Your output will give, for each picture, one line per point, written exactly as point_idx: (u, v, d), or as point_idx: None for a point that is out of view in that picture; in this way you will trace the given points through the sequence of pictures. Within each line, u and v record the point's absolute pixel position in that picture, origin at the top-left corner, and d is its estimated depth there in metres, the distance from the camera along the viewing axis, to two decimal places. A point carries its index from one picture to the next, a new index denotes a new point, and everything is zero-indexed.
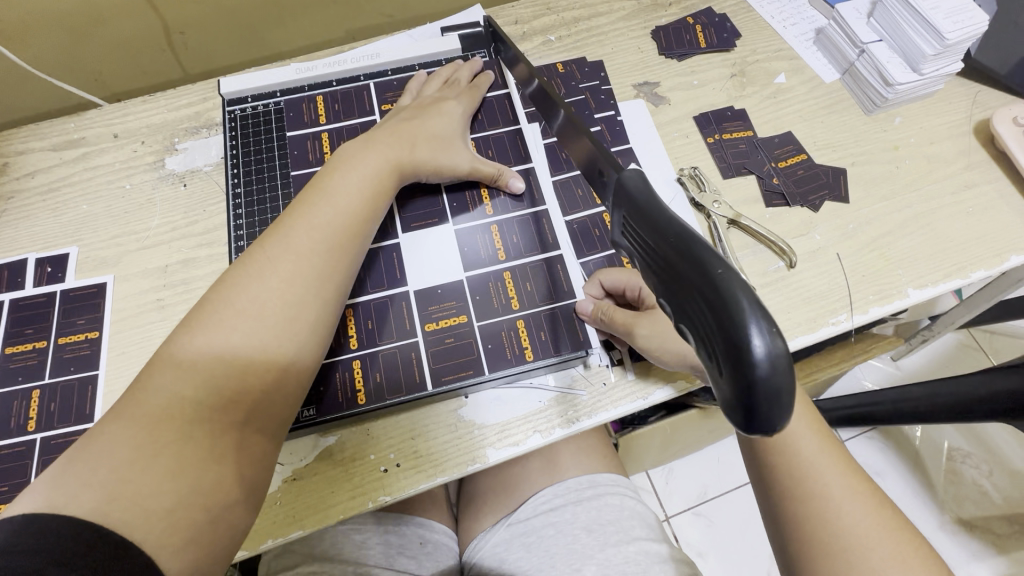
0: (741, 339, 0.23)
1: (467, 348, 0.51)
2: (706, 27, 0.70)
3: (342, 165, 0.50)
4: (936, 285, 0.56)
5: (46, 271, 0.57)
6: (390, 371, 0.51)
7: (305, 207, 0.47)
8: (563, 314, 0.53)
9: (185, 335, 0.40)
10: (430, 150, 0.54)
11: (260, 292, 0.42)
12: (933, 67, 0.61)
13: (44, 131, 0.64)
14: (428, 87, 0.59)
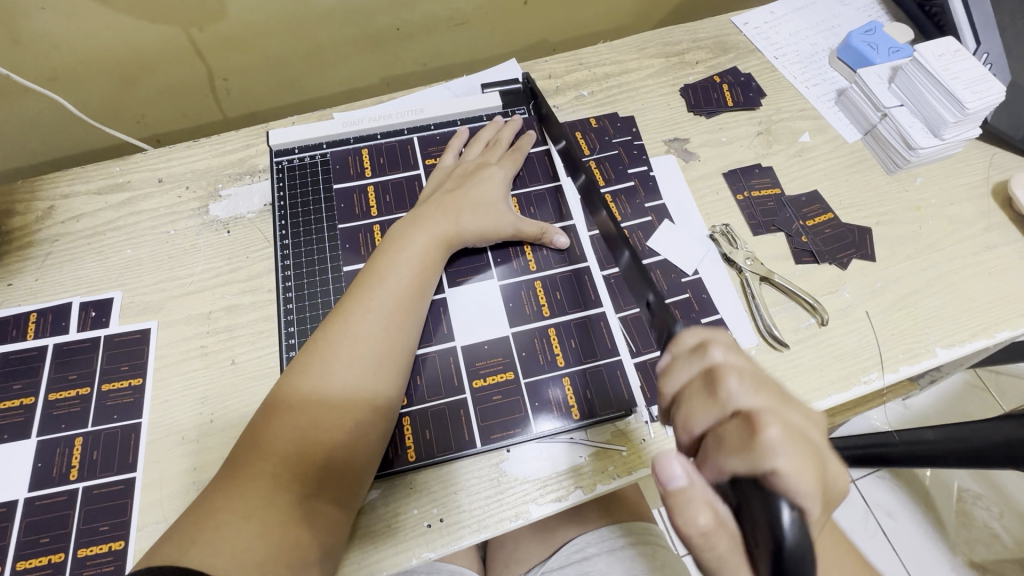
0: (772, 508, 0.27)
1: (514, 406, 0.53)
2: (733, 86, 0.73)
3: (397, 239, 0.54)
4: (963, 344, 0.58)
5: (90, 315, 0.57)
6: (439, 427, 0.52)
7: (368, 285, 0.51)
8: (607, 373, 0.54)
9: (262, 420, 0.44)
10: (477, 213, 0.56)
11: (331, 373, 0.46)
12: (954, 133, 0.63)
13: (90, 175, 0.65)
14: (471, 149, 0.62)
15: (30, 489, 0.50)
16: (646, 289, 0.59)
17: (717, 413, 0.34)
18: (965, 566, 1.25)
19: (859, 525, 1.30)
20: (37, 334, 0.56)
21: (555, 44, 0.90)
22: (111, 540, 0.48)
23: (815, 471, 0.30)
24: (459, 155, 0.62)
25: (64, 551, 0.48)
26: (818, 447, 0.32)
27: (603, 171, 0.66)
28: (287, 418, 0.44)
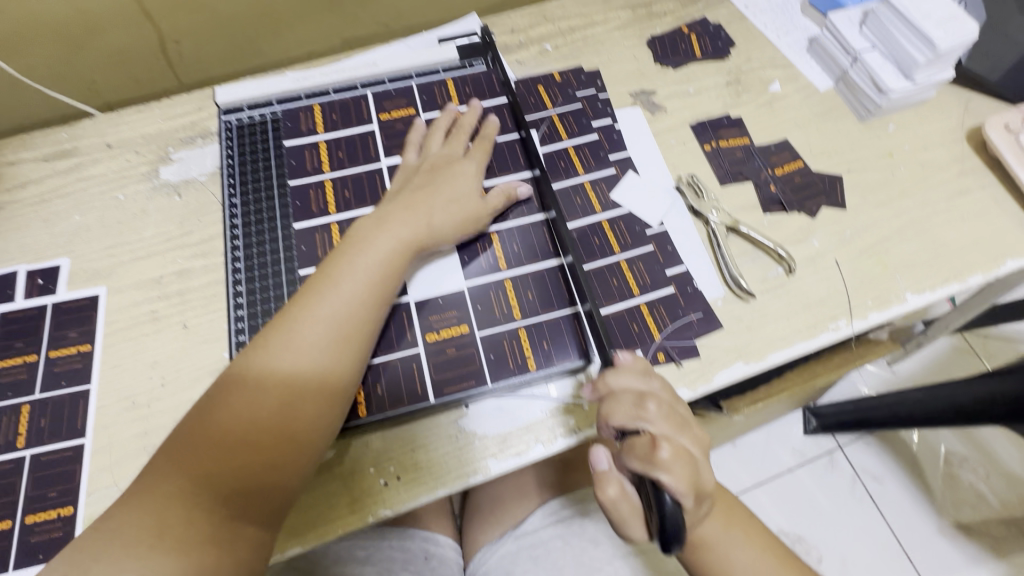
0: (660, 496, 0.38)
1: (469, 359, 0.51)
2: (701, 36, 0.71)
3: (355, 239, 0.49)
4: (934, 289, 0.56)
5: (36, 282, 0.56)
6: (392, 382, 0.50)
7: (318, 288, 0.47)
8: (567, 324, 0.52)
9: (195, 424, 0.43)
10: (444, 211, 0.52)
11: (272, 387, 0.43)
12: (925, 74, 0.61)
13: (36, 142, 0.63)
14: (432, 141, 0.57)
15: None
16: (608, 242, 0.57)
17: (634, 420, 0.41)
18: (952, 527, 1.25)
19: (846, 489, 1.30)
20: None
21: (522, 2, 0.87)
22: (60, 506, 0.47)
23: (692, 480, 0.39)
24: (421, 149, 0.57)
25: (11, 519, 0.46)
26: (699, 464, 0.41)
27: (566, 124, 0.64)
28: (226, 428, 0.42)
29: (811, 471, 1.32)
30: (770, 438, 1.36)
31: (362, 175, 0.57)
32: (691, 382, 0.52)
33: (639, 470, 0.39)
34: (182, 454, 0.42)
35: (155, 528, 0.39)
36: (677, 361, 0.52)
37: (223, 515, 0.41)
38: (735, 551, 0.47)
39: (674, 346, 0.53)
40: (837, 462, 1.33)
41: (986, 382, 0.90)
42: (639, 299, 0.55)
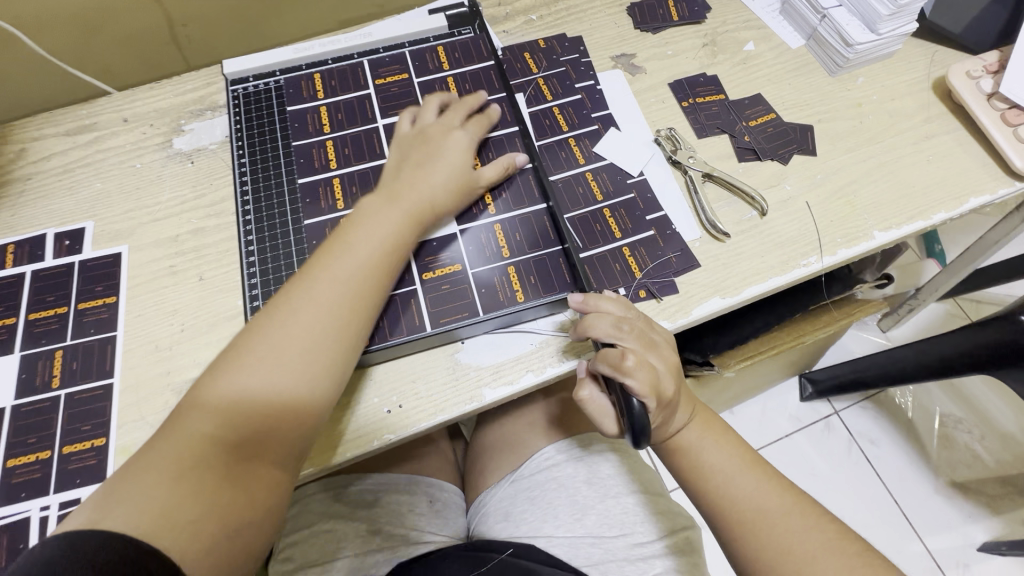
0: (627, 403, 0.45)
1: (462, 295, 0.54)
2: (678, 2, 0.74)
3: (363, 213, 0.53)
4: (900, 226, 0.60)
5: (64, 244, 0.60)
6: (391, 316, 0.54)
7: (330, 256, 0.50)
8: (552, 261, 0.56)
9: (216, 376, 0.45)
10: (442, 185, 0.55)
11: (288, 342, 0.45)
12: (889, 27, 0.65)
13: (58, 119, 0.68)
14: (426, 116, 0.59)
15: (15, 398, 0.53)
16: (592, 192, 0.61)
17: (609, 336, 0.47)
18: (948, 486, 1.28)
19: (843, 453, 1.33)
20: (15, 263, 0.59)
21: None
22: (93, 437, 0.51)
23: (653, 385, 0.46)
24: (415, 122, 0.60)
25: (49, 449, 0.51)
26: (661, 374, 0.48)
27: (551, 87, 0.68)
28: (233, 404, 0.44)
29: (809, 435, 1.35)
30: (767, 405, 1.39)
31: (361, 135, 0.61)
32: (672, 316, 0.56)
33: (609, 372, 0.46)
34: (203, 399, 0.44)
35: (180, 463, 0.41)
36: (657, 296, 0.56)
37: (244, 456, 0.43)
38: (712, 456, 0.52)
39: (655, 283, 0.57)
40: (834, 427, 1.35)
41: (968, 332, 0.93)
42: (621, 242, 0.59)
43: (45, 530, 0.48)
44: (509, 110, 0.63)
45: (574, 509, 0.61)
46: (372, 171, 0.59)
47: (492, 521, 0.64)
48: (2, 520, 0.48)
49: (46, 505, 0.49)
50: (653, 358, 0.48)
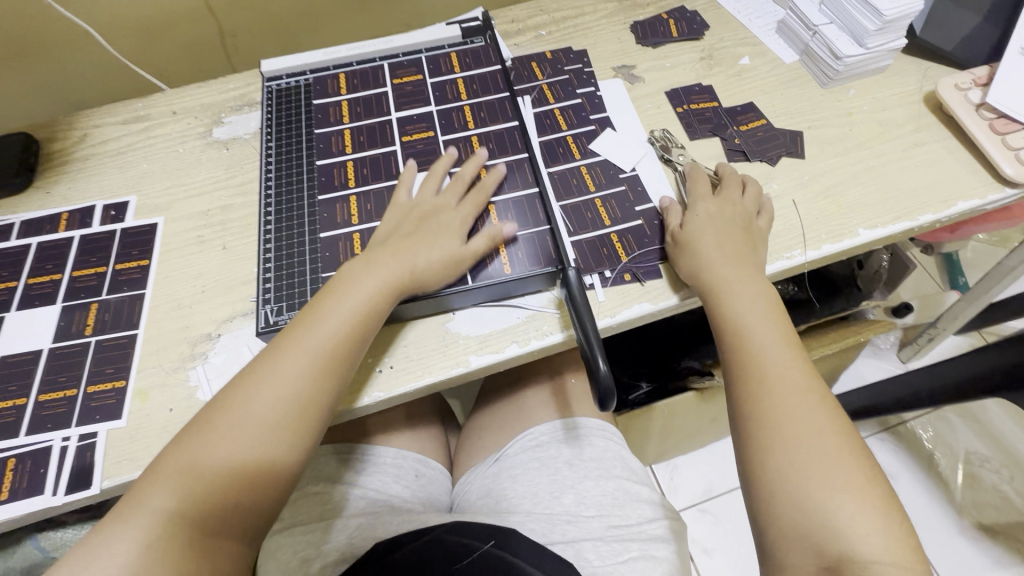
0: (594, 365, 0.49)
1: (456, 263, 0.58)
2: (679, 21, 0.80)
3: (346, 282, 0.53)
4: (885, 225, 0.61)
5: (110, 213, 0.68)
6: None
7: (306, 321, 0.51)
8: (542, 238, 0.59)
9: (193, 438, 0.46)
10: (429, 256, 0.55)
11: (261, 413, 0.47)
12: (877, 42, 0.68)
13: (118, 110, 0.77)
14: (425, 189, 0.61)
15: (52, 342, 0.59)
16: (584, 183, 0.66)
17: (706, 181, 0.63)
18: (973, 529, 1.20)
19: None
20: (66, 228, 0.67)
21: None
22: (115, 379, 0.57)
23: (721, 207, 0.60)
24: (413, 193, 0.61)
25: (76, 388, 0.56)
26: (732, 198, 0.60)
27: (554, 91, 0.73)
28: (203, 468, 0.45)
29: None
30: None
31: (376, 126, 0.67)
32: (655, 299, 0.59)
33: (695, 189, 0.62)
34: (173, 464, 0.45)
35: (148, 533, 0.42)
36: (641, 279, 0.60)
37: (210, 527, 0.44)
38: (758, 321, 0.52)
39: (640, 268, 0.60)
40: None
41: (981, 356, 0.91)
42: (609, 230, 0.62)
43: (62, 458, 0.53)
44: (511, 107, 0.68)
45: (554, 488, 0.62)
46: (381, 156, 0.65)
47: (473, 497, 0.66)
48: (28, 447, 0.53)
49: (67, 437, 0.54)
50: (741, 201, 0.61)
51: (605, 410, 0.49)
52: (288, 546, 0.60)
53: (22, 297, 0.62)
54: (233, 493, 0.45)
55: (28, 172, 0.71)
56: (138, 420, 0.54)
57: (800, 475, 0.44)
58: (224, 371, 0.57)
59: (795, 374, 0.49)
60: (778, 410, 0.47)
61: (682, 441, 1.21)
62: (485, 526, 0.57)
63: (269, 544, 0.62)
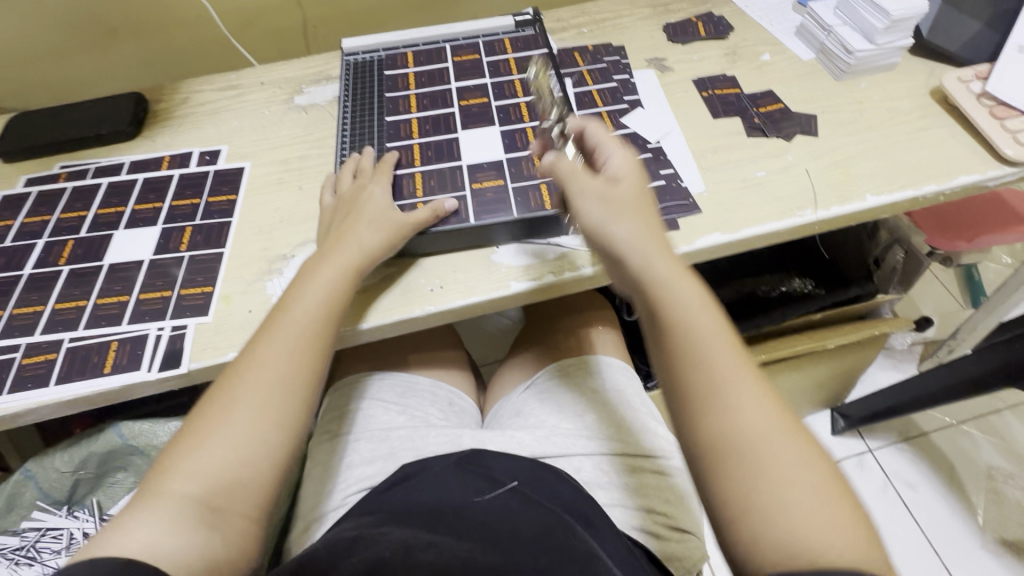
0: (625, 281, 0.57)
1: (501, 198, 0.66)
2: (706, 23, 0.90)
3: (344, 245, 0.60)
4: (891, 193, 0.68)
5: (204, 158, 0.79)
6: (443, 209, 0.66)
7: (272, 324, 0.56)
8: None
9: (197, 421, 0.51)
10: (368, 231, 0.61)
11: (255, 388, 0.52)
12: (886, 39, 0.76)
13: (215, 80, 0.90)
14: (342, 182, 0.68)
15: (152, 254, 0.69)
16: None
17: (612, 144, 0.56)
18: (997, 544, 1.18)
19: (876, 492, 1.25)
20: (168, 168, 0.78)
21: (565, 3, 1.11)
22: (204, 286, 0.66)
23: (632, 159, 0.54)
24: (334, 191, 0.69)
25: (170, 290, 0.65)
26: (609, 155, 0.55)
27: (593, 76, 0.83)
28: (209, 443, 0.49)
29: (843, 471, 1.27)
30: None
31: (438, 93, 0.78)
32: (678, 244, 0.65)
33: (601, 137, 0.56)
34: (186, 443, 0.49)
35: (172, 502, 0.46)
36: (660, 229, 0.66)
37: (223, 491, 0.48)
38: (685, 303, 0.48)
39: (660, 219, 0.67)
40: (866, 466, 1.28)
41: (995, 350, 0.94)
42: None
43: (158, 343, 0.61)
44: (555, 82, 0.78)
45: (579, 410, 0.68)
46: (442, 116, 0.75)
47: (503, 419, 0.72)
48: (129, 334, 0.62)
49: (162, 327, 0.63)
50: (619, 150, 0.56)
51: None
52: (335, 452, 0.67)
53: (128, 219, 0.73)
54: (242, 463, 0.49)
55: (138, 123, 0.83)
56: (222, 318, 0.63)
57: (779, 510, 0.41)
58: None
59: (749, 387, 0.45)
60: (741, 442, 0.43)
61: None
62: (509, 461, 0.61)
63: (316, 450, 0.68)
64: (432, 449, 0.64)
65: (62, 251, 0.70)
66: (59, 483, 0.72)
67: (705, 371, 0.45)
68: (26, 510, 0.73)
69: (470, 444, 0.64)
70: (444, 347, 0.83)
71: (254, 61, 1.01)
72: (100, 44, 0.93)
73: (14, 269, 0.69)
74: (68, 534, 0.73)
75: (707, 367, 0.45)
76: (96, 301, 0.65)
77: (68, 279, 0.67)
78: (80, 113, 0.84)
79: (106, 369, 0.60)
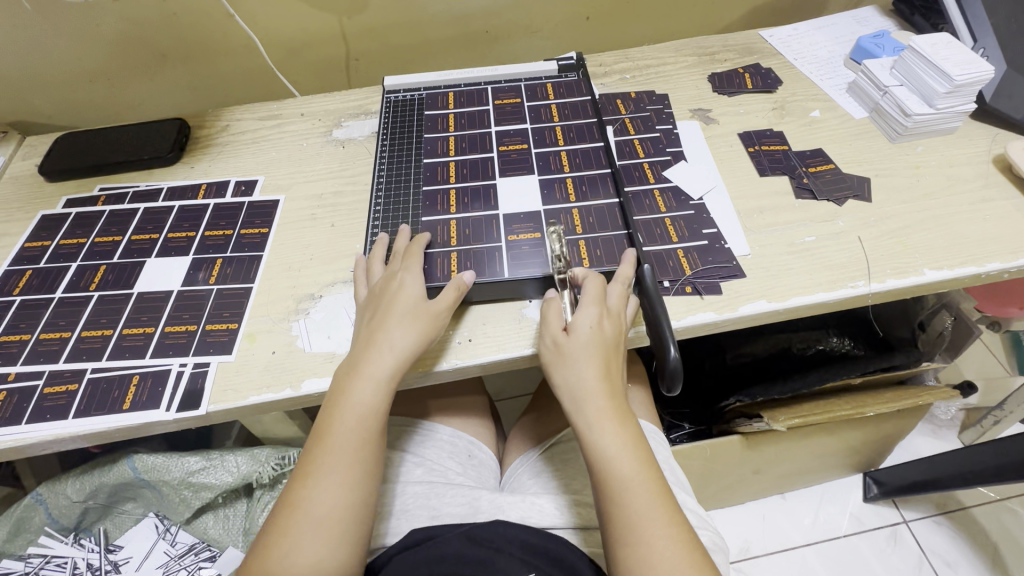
0: (665, 355, 0.54)
1: (538, 252, 0.64)
2: (753, 75, 0.88)
3: (381, 343, 0.55)
4: (951, 268, 0.63)
5: (240, 188, 0.79)
6: (478, 260, 0.64)
7: (317, 460, 0.52)
8: (618, 242, 0.65)
9: (270, 550, 0.48)
10: (400, 332, 0.55)
11: (324, 504, 0.50)
12: (947, 103, 0.73)
13: (257, 109, 0.91)
14: (374, 271, 0.63)
15: (182, 286, 0.68)
16: (657, 204, 0.72)
17: (594, 305, 0.55)
18: None
19: (912, 569, 1.13)
20: (204, 196, 0.79)
21: (607, 45, 1.10)
22: (229, 322, 0.64)
23: (603, 332, 0.54)
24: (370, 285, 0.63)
25: (195, 325, 0.65)
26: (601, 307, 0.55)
27: (635, 125, 0.81)
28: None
29: (873, 542, 1.17)
30: (823, 501, 1.22)
31: (477, 136, 0.77)
32: (719, 310, 0.62)
33: (588, 293, 0.56)
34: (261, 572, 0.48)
35: None
36: (701, 293, 0.63)
37: None
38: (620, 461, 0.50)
39: (702, 283, 0.64)
40: (899, 537, 1.17)
41: None
42: (677, 246, 0.67)
43: (178, 381, 0.60)
44: (596, 131, 0.77)
45: None
46: (481, 160, 0.74)
47: (524, 478, 0.68)
48: (152, 368, 0.61)
49: (184, 363, 0.61)
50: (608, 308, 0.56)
51: (673, 393, 0.55)
52: None
53: (161, 247, 0.73)
54: None
55: (179, 149, 0.84)
56: (245, 357, 0.62)
57: None
58: (323, 326, 0.63)
59: (659, 523, 0.48)
60: (647, 574, 0.46)
61: (722, 492, 1.14)
62: (530, 538, 0.54)
63: None
64: (448, 512, 0.61)
65: (94, 276, 0.70)
66: (69, 509, 0.71)
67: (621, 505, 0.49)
68: (33, 533, 0.72)
69: (488, 510, 0.61)
70: (463, 392, 0.79)
71: (297, 94, 1.04)
72: (148, 68, 0.95)
73: (46, 291, 0.69)
74: (72, 563, 0.72)
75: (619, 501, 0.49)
76: (121, 331, 0.65)
77: (97, 306, 0.67)
78: (124, 136, 0.85)
79: (125, 405, 0.59)
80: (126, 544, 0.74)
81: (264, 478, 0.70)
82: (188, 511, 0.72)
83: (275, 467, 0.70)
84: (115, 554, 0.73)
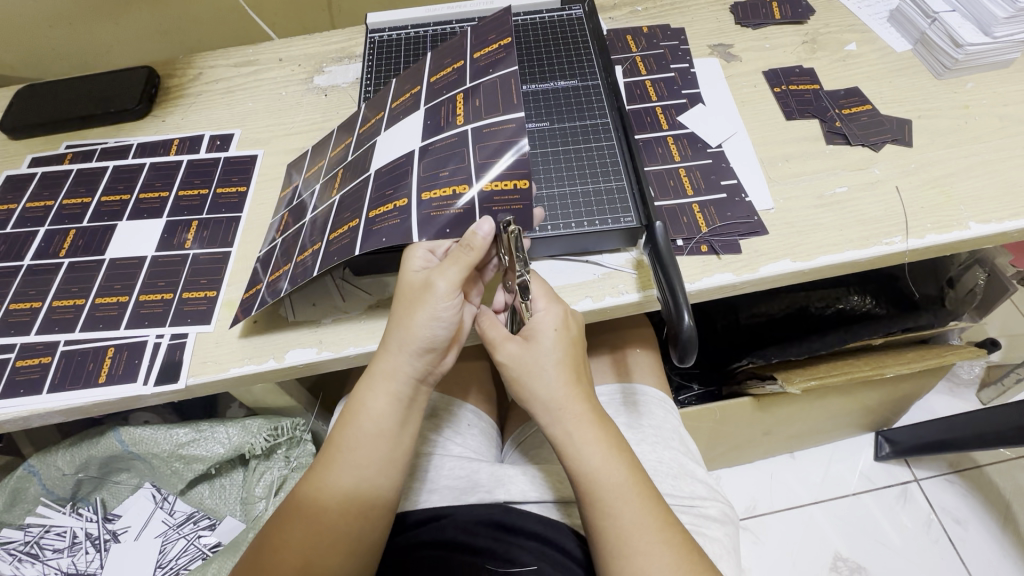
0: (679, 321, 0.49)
1: (490, 89, 0.55)
2: (781, 4, 0.78)
3: (404, 321, 0.48)
4: (1000, 221, 0.57)
5: (215, 143, 0.73)
6: (481, 147, 0.52)
7: (337, 441, 0.48)
8: (613, 191, 0.58)
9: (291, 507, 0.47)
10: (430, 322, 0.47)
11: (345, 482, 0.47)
12: (1005, 31, 0.64)
13: (231, 54, 0.83)
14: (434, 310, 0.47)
15: (157, 250, 0.64)
16: (670, 152, 0.65)
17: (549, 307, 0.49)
18: None
19: (919, 528, 1.11)
20: (177, 152, 0.73)
21: None
22: (207, 289, 0.60)
23: (561, 326, 0.49)
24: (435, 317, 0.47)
25: (172, 293, 0.60)
26: (552, 312, 0.49)
27: (647, 64, 0.73)
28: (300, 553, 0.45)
29: (881, 499, 1.14)
30: (833, 459, 1.19)
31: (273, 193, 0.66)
32: (738, 272, 0.56)
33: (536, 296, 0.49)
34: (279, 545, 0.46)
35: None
36: (719, 253, 0.57)
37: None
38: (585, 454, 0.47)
39: (718, 240, 0.58)
40: (907, 495, 1.14)
41: None
42: (692, 200, 0.61)
43: (155, 352, 0.57)
44: (602, 67, 0.69)
45: None
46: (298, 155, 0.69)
47: (525, 448, 0.66)
48: (128, 339, 0.58)
49: (161, 334, 0.58)
50: (557, 308, 0.49)
51: (687, 363, 0.51)
52: None
53: (133, 209, 0.67)
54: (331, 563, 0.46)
55: (148, 100, 0.77)
56: (225, 327, 0.58)
57: None
58: (307, 293, 0.59)
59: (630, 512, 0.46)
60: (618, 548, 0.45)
61: (731, 452, 1.12)
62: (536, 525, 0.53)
63: None
64: (447, 485, 0.59)
65: (63, 242, 0.66)
66: (63, 480, 0.70)
67: (607, 522, 0.46)
68: (31, 503, 0.71)
69: (487, 483, 0.58)
70: (463, 358, 0.75)
71: (274, 38, 0.98)
72: (113, 12, 0.87)
73: (14, 259, 0.64)
74: (71, 533, 0.71)
75: (607, 511, 0.46)
76: (94, 300, 0.61)
77: (68, 273, 0.63)
78: (88, 86, 0.78)
79: (100, 379, 0.55)
80: (124, 514, 0.73)
81: (256, 449, 0.68)
82: (182, 483, 0.71)
83: (267, 437, 0.68)
84: (112, 523, 0.72)
